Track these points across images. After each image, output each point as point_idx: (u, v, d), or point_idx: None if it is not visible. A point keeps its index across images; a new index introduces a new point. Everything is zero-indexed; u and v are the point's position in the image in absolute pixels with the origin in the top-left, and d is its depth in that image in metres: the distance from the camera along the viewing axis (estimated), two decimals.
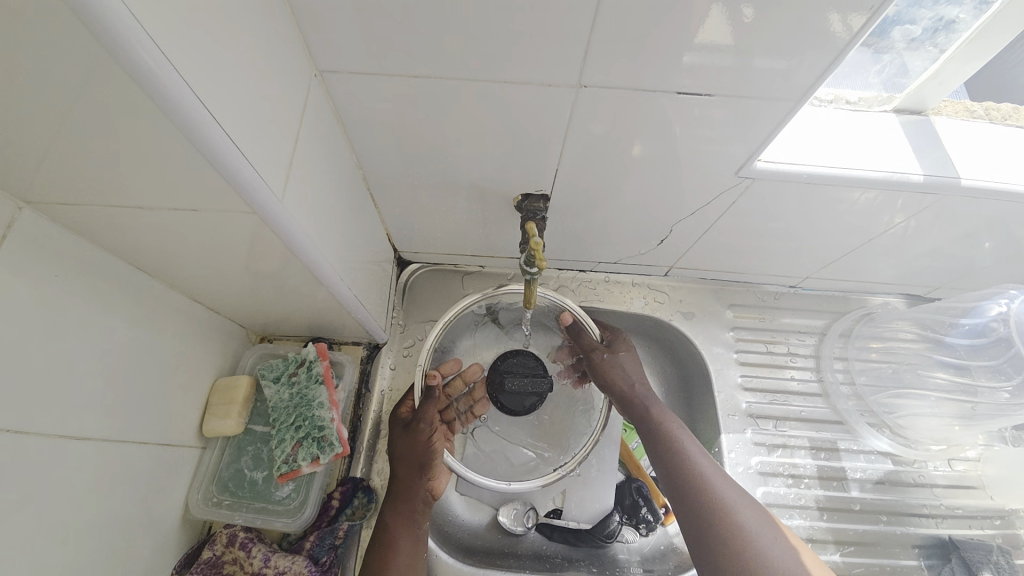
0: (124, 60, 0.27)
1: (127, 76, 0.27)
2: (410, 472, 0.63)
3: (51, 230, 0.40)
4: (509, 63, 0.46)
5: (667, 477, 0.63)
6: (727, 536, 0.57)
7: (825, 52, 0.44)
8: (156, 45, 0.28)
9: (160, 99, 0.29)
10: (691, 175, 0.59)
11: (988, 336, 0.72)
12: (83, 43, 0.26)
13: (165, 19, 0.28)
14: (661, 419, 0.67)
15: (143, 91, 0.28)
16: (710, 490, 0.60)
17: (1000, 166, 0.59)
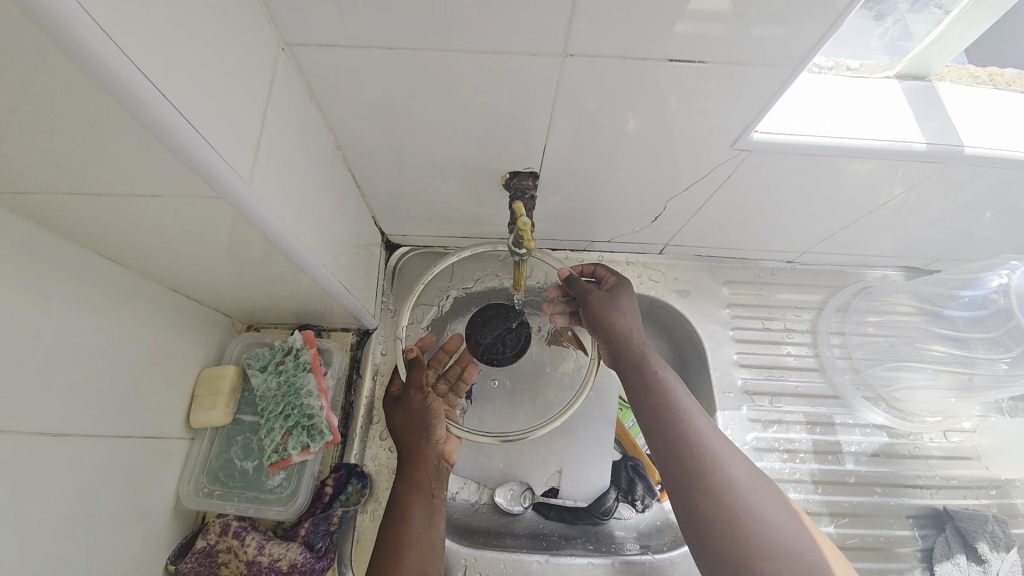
0: (54, 31, 0.24)
1: (58, 50, 0.25)
2: (416, 439, 0.63)
3: (8, 220, 0.38)
4: (490, 31, 0.43)
5: (642, 407, 0.62)
6: (692, 462, 0.56)
7: (825, 15, 0.42)
8: (89, 15, 0.25)
9: (101, 75, 0.26)
10: (685, 148, 0.57)
11: (987, 308, 0.71)
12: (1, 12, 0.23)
13: None
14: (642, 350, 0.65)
15: (78, 66, 0.25)
16: (683, 416, 0.59)
17: (1006, 133, 0.57)
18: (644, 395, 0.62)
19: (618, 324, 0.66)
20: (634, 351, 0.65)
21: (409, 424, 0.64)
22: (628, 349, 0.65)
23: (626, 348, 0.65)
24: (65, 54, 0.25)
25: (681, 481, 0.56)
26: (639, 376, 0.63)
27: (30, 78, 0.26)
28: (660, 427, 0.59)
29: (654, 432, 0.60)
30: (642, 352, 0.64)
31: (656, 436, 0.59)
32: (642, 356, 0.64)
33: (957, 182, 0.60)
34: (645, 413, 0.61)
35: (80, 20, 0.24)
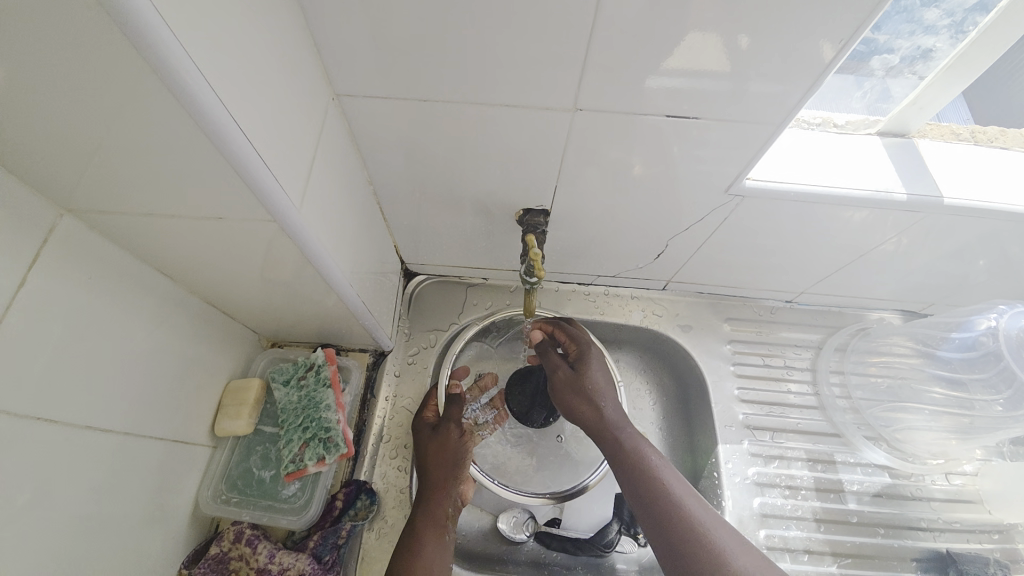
0: (169, 83, 0.30)
1: (168, 96, 0.30)
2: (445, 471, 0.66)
3: (86, 235, 0.44)
4: (511, 86, 0.50)
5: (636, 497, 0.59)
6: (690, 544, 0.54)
7: (807, 74, 0.47)
8: (201, 74, 0.31)
9: (202, 123, 0.32)
10: (684, 192, 0.62)
11: (978, 350, 0.73)
12: (131, 68, 0.29)
13: (209, 49, 0.32)
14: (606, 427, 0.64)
15: (185, 112, 0.32)
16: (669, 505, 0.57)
17: (987, 185, 0.61)
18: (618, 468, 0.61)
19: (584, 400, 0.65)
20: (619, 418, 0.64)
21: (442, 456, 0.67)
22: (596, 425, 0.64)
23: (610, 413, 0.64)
24: (175, 100, 0.31)
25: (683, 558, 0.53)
26: (618, 440, 0.62)
27: (141, 117, 0.32)
28: (645, 496, 0.57)
29: (647, 505, 0.57)
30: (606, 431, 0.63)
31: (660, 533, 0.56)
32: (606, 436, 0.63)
33: (943, 230, 0.65)
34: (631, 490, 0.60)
35: (189, 75, 0.30)
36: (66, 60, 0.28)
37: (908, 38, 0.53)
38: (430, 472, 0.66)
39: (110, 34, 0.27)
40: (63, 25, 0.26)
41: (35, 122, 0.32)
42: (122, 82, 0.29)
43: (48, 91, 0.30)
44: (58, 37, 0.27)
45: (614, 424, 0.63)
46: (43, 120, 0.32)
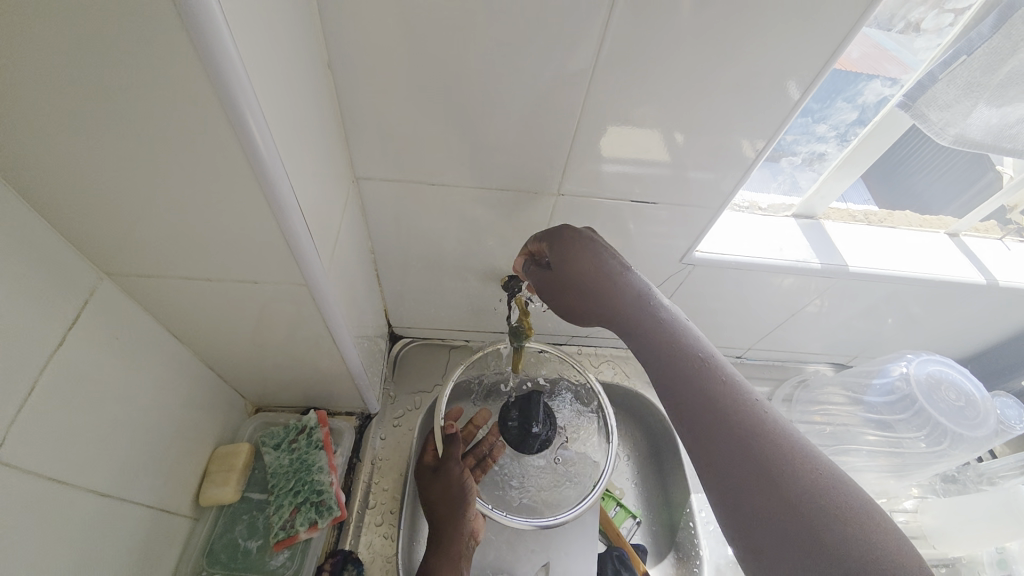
0: (256, 171, 0.37)
1: (252, 179, 0.38)
2: (452, 511, 0.67)
3: (118, 297, 0.47)
4: (505, 175, 0.60)
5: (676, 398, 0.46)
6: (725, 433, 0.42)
7: (738, 168, 0.60)
8: (282, 166, 0.39)
9: (272, 202, 0.39)
10: (647, 261, 0.73)
11: (895, 394, 0.83)
12: (229, 157, 0.36)
13: (286, 146, 0.40)
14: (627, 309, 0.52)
15: (260, 192, 0.39)
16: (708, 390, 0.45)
17: (880, 255, 0.76)
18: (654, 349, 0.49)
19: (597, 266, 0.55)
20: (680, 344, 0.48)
21: (444, 499, 0.68)
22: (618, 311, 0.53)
23: (667, 335, 0.49)
24: (256, 182, 0.38)
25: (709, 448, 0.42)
26: (681, 369, 0.47)
27: (218, 194, 0.39)
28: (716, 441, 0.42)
29: (736, 452, 0.41)
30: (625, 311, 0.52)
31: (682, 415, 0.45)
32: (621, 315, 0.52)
33: (852, 294, 0.78)
34: (661, 378, 0.48)
35: (274, 164, 0.38)
36: (176, 148, 0.35)
37: (805, 145, 0.69)
38: (438, 514, 0.68)
39: (222, 134, 0.35)
40: (186, 125, 0.34)
41: (122, 194, 0.38)
42: (215, 169, 0.37)
43: (146, 170, 0.37)
44: (177, 132, 0.34)
45: (685, 352, 0.48)
46: (130, 192, 0.38)
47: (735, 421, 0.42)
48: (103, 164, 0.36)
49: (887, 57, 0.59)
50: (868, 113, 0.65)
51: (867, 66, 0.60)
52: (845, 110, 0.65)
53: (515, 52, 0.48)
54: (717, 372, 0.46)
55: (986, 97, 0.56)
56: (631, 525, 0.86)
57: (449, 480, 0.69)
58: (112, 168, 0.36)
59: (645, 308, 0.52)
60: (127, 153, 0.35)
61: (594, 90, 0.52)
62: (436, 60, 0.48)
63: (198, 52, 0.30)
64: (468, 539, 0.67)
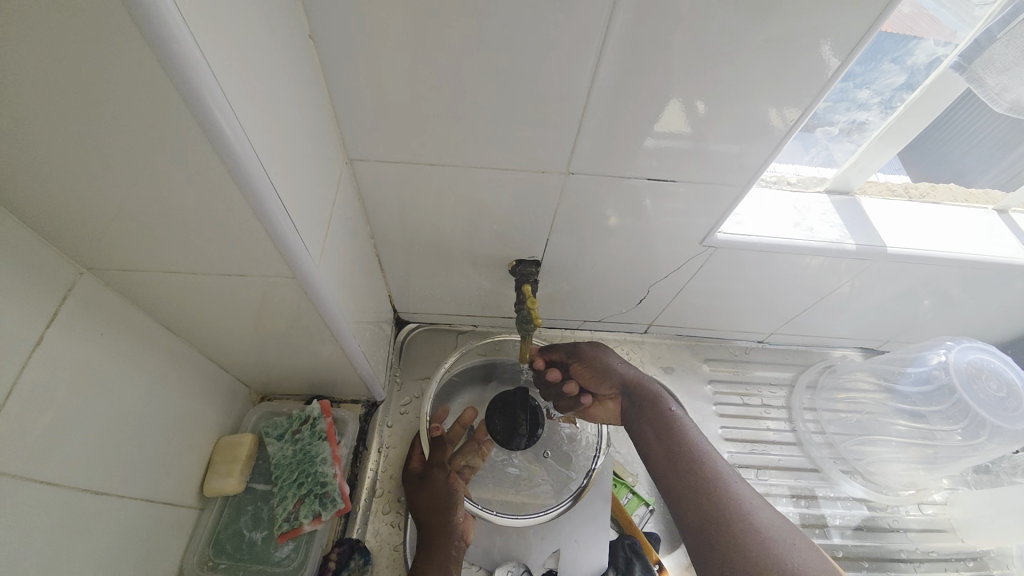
0: (222, 152, 0.33)
1: (222, 162, 0.34)
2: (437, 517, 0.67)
3: (101, 291, 0.45)
4: (509, 153, 0.55)
5: (667, 463, 0.68)
6: (707, 491, 0.63)
7: (768, 139, 0.55)
8: (252, 145, 0.35)
9: (246, 186, 0.36)
10: (663, 244, 0.68)
11: (932, 383, 0.79)
12: (193, 140, 0.32)
13: (257, 123, 0.36)
14: (645, 385, 0.76)
15: (232, 177, 0.35)
16: (701, 455, 0.66)
17: (922, 235, 0.70)
18: (658, 421, 0.72)
19: (612, 361, 0.78)
20: (686, 431, 0.70)
21: (431, 505, 0.68)
22: (636, 387, 0.76)
23: (670, 422, 0.71)
24: (225, 164, 0.34)
25: (700, 501, 0.63)
26: (675, 453, 0.68)
27: (190, 181, 0.35)
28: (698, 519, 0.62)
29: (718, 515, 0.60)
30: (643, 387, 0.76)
31: (684, 485, 0.65)
32: (646, 391, 0.75)
33: (888, 276, 0.73)
34: (659, 442, 0.70)
35: (243, 143, 0.34)
36: (134, 132, 0.32)
37: (844, 113, 0.62)
38: (427, 521, 0.67)
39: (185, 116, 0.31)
40: (140, 103, 0.30)
41: (86, 185, 0.35)
42: (184, 155, 0.33)
43: (108, 159, 0.33)
44: (133, 113, 0.30)
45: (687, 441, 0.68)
46: (95, 182, 0.35)
47: (711, 499, 0.62)
48: (60, 152, 0.32)
49: (926, 16, 0.52)
50: (918, 75, 0.58)
51: (903, 25, 0.52)
52: (891, 74, 0.58)
53: (518, 12, 0.43)
54: (699, 453, 0.67)
55: None
56: (643, 512, 0.82)
57: (434, 488, 0.69)
58: (69, 156, 0.33)
59: (648, 391, 0.75)
60: (83, 140, 0.32)
61: (608, 55, 0.46)
62: (428, 24, 0.43)
63: (137, 17, 0.26)
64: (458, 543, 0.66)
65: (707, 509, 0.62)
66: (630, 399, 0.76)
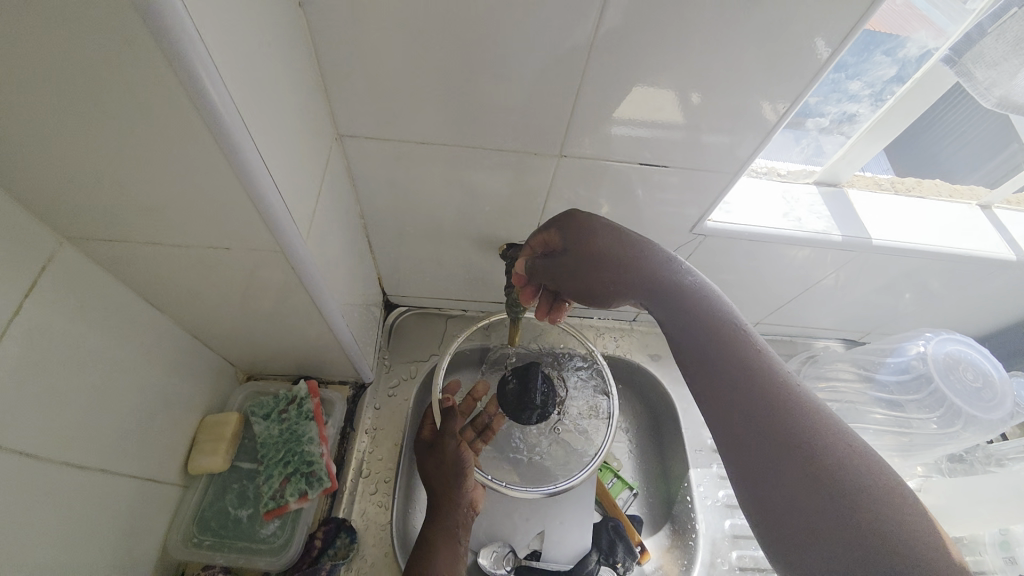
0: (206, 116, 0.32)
1: (208, 130, 0.33)
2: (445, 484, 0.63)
3: (82, 263, 0.44)
4: (502, 134, 0.55)
5: (713, 381, 0.47)
6: (767, 413, 0.43)
7: (757, 132, 0.55)
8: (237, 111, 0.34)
9: (232, 154, 0.35)
10: (654, 231, 0.69)
11: (910, 373, 0.81)
12: (179, 106, 0.32)
13: (243, 90, 0.35)
14: (665, 276, 0.52)
15: (218, 145, 0.34)
16: (755, 364, 0.46)
17: (906, 228, 0.71)
18: (699, 322, 0.49)
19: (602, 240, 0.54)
20: (766, 367, 0.46)
21: (441, 473, 0.64)
22: (648, 277, 0.52)
23: (744, 360, 0.46)
24: (209, 130, 0.33)
25: (767, 436, 0.42)
26: (750, 406, 0.44)
27: (176, 149, 0.35)
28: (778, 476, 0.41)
29: (790, 454, 0.41)
30: (658, 280, 0.52)
31: (741, 413, 0.44)
32: (662, 282, 0.52)
33: (873, 268, 0.74)
34: (698, 354, 0.49)
35: (229, 112, 0.33)
36: (117, 95, 0.31)
37: (835, 105, 0.63)
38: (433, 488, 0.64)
39: (170, 80, 0.30)
40: (121, 62, 0.29)
41: (66, 150, 0.34)
42: (168, 121, 0.33)
43: (89, 123, 0.32)
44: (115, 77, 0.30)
45: (760, 377, 0.45)
46: (75, 147, 0.34)
47: (782, 429, 0.42)
48: (37, 115, 0.31)
49: (917, 15, 0.53)
50: (909, 68, 0.58)
51: (894, 24, 0.54)
52: (883, 65, 0.58)
53: None
54: (759, 366, 0.46)
55: None
56: (627, 496, 0.83)
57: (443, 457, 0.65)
58: (46, 119, 0.32)
59: (676, 283, 0.52)
60: (63, 101, 0.31)
61: (602, 38, 0.46)
62: None
63: None
64: (468, 510, 0.63)
65: (813, 484, 0.39)
66: (648, 293, 0.53)
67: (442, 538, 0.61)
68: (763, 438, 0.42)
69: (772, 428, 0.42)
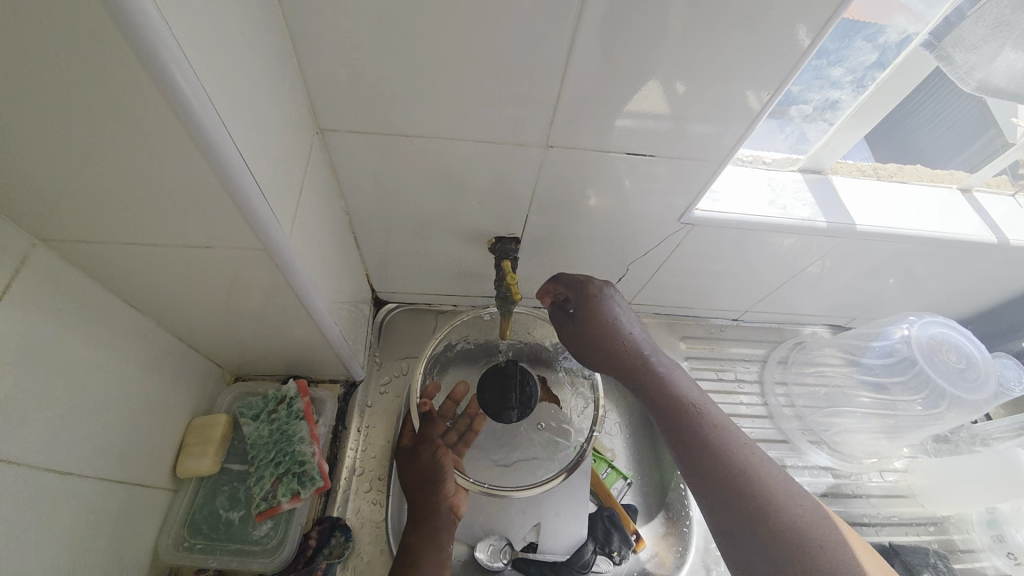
0: (179, 110, 0.31)
1: (180, 125, 0.32)
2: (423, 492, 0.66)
3: (58, 265, 0.43)
4: (487, 125, 0.54)
5: (687, 455, 0.60)
6: (740, 490, 0.56)
7: (741, 120, 0.55)
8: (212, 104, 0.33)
9: (209, 149, 0.34)
10: (642, 222, 0.69)
11: (895, 356, 0.82)
12: (150, 102, 0.31)
13: (217, 83, 0.34)
14: (646, 365, 0.65)
15: (194, 140, 0.33)
16: (733, 453, 0.58)
17: (890, 214, 0.72)
18: (677, 422, 0.62)
19: (610, 313, 0.66)
20: (728, 447, 0.59)
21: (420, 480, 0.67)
22: (632, 358, 0.65)
23: (703, 435, 0.60)
24: (183, 125, 0.32)
25: (735, 503, 0.56)
26: (717, 476, 0.57)
27: (151, 147, 0.34)
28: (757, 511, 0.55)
29: (741, 505, 0.56)
30: (643, 368, 0.65)
31: (716, 488, 0.57)
32: (643, 368, 0.65)
33: (858, 254, 0.75)
34: (681, 446, 0.61)
35: (204, 107, 0.32)
36: (83, 89, 0.30)
37: (818, 92, 0.63)
38: (415, 497, 0.67)
39: (139, 73, 0.29)
40: (86, 54, 0.28)
41: (34, 147, 0.33)
42: (140, 117, 0.31)
43: (56, 119, 0.31)
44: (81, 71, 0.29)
45: (724, 457, 0.58)
46: (44, 145, 0.33)
47: (744, 491, 0.56)
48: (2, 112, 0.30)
49: (895, 3, 0.54)
50: (888, 54, 0.59)
51: (874, 12, 0.54)
52: (863, 52, 0.59)
53: None
54: (717, 439, 0.60)
55: (1013, 39, 0.53)
56: (620, 486, 0.84)
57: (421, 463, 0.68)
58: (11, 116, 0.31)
59: (654, 377, 0.64)
60: (26, 96, 0.30)
61: (585, 28, 0.45)
62: None
63: None
64: (450, 515, 0.66)
65: (773, 543, 0.53)
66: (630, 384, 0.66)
67: (424, 542, 0.63)
68: (727, 498, 0.56)
69: (740, 489, 0.56)
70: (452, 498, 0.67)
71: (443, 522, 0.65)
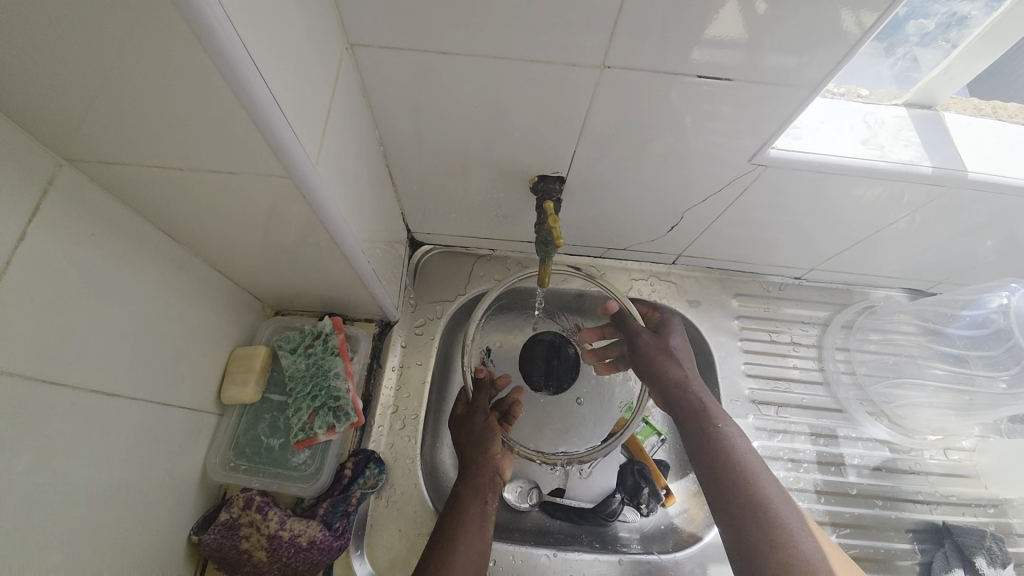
0: (176, 3, 0.27)
1: (185, 33, 0.28)
2: (473, 453, 0.66)
3: (87, 188, 0.42)
4: (534, 43, 0.47)
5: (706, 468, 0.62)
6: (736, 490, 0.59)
7: (837, 47, 0.45)
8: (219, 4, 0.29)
9: (219, 60, 0.30)
10: (704, 165, 0.61)
11: (987, 328, 0.73)
12: (147, 1, 0.27)
13: None
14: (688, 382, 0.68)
15: (201, 47, 0.29)
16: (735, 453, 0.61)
17: (1012, 161, 0.60)
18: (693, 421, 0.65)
19: (669, 365, 0.69)
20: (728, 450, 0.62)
21: (469, 442, 0.67)
22: (678, 382, 0.68)
23: (713, 442, 0.62)
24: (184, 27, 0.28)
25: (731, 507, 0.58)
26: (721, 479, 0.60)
27: (159, 61, 0.30)
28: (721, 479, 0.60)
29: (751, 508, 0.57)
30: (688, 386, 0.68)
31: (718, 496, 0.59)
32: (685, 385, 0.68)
33: (960, 209, 0.64)
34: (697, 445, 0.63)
35: (213, 12, 0.28)
36: None
37: (944, 3, 0.51)
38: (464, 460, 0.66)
39: None
40: None
41: (38, 58, 0.30)
42: (139, 24, 0.28)
43: (52, 26, 0.28)
44: None
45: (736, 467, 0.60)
46: (46, 54, 0.30)
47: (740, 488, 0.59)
48: None
49: None
50: None
51: None
52: None
53: None
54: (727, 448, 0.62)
55: None
56: (654, 442, 0.82)
57: (472, 427, 0.68)
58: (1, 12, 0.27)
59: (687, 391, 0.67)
60: None
61: None
62: None
63: None
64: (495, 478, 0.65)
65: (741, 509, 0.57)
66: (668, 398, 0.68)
67: (472, 499, 0.63)
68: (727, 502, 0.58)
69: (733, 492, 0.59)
70: (496, 462, 0.67)
71: (487, 485, 0.65)
